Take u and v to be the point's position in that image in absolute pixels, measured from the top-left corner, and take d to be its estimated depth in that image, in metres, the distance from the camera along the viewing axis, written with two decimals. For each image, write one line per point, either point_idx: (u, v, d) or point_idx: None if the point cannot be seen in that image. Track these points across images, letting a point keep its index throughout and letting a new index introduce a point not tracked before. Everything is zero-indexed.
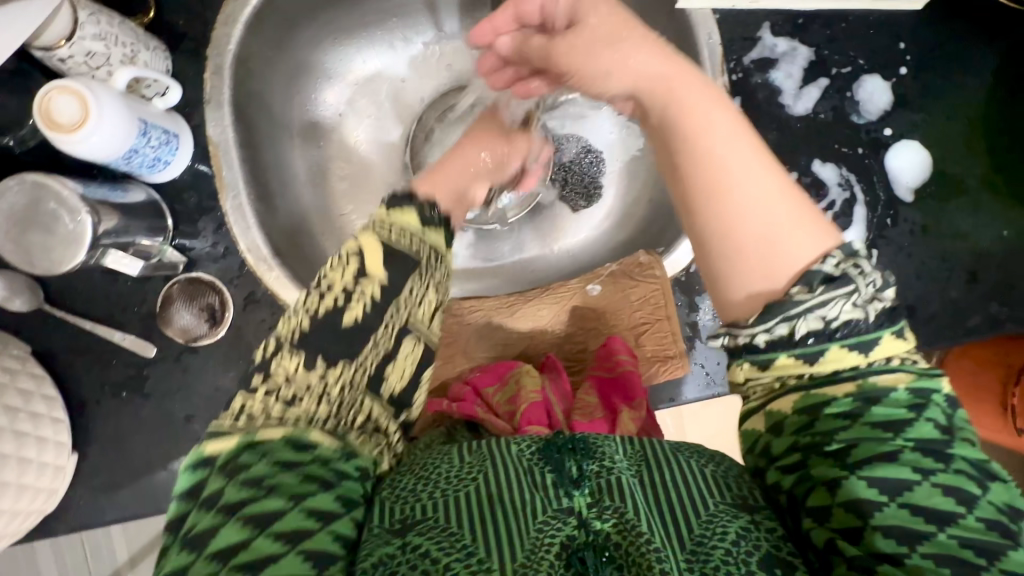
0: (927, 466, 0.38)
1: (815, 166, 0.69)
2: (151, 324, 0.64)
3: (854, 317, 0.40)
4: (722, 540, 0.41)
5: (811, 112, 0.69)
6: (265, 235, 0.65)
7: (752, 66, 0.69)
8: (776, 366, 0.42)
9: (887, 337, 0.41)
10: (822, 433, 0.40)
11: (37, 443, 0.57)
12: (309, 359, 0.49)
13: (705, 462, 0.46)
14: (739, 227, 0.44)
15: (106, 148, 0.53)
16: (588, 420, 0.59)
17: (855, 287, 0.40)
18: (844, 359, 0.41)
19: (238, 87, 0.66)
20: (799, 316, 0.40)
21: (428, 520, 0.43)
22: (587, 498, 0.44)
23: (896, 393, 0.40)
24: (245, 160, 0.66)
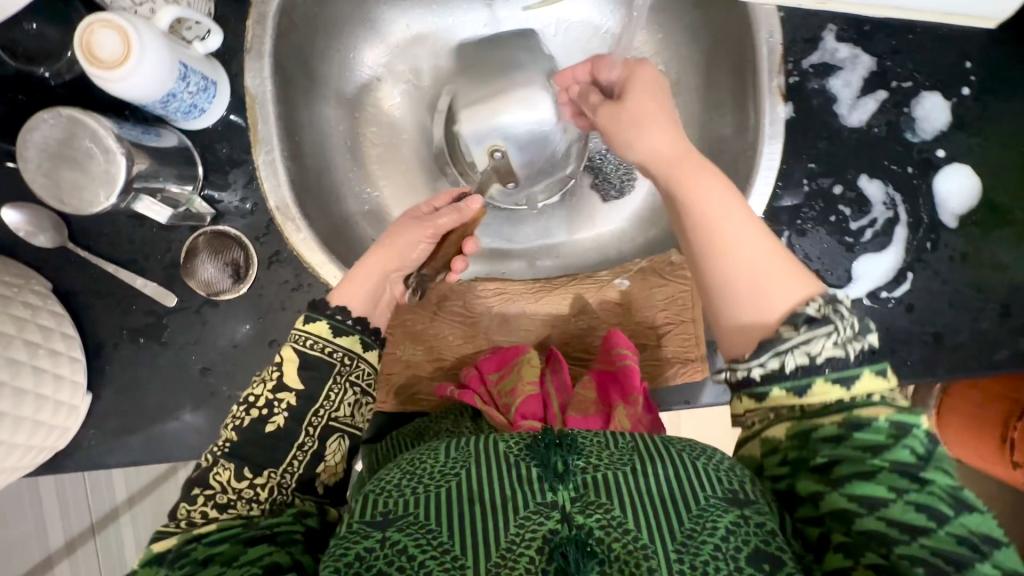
0: (903, 486, 0.41)
1: (861, 182, 0.67)
2: (173, 274, 0.63)
3: (835, 354, 0.45)
4: (711, 535, 0.42)
5: (866, 125, 0.66)
6: (296, 195, 0.64)
7: (811, 70, 0.66)
8: (769, 399, 0.46)
9: (868, 374, 0.45)
10: (810, 451, 0.44)
11: (54, 382, 0.57)
12: (239, 469, 0.50)
13: (696, 456, 0.46)
14: (731, 259, 0.50)
15: (145, 87, 0.51)
16: (583, 415, 0.58)
17: (832, 327, 0.46)
18: (830, 392, 0.45)
19: (281, 39, 0.64)
20: (787, 352, 0.46)
21: (410, 515, 0.43)
22: (570, 493, 0.43)
23: (876, 424, 0.43)
24: (282, 115, 0.64)
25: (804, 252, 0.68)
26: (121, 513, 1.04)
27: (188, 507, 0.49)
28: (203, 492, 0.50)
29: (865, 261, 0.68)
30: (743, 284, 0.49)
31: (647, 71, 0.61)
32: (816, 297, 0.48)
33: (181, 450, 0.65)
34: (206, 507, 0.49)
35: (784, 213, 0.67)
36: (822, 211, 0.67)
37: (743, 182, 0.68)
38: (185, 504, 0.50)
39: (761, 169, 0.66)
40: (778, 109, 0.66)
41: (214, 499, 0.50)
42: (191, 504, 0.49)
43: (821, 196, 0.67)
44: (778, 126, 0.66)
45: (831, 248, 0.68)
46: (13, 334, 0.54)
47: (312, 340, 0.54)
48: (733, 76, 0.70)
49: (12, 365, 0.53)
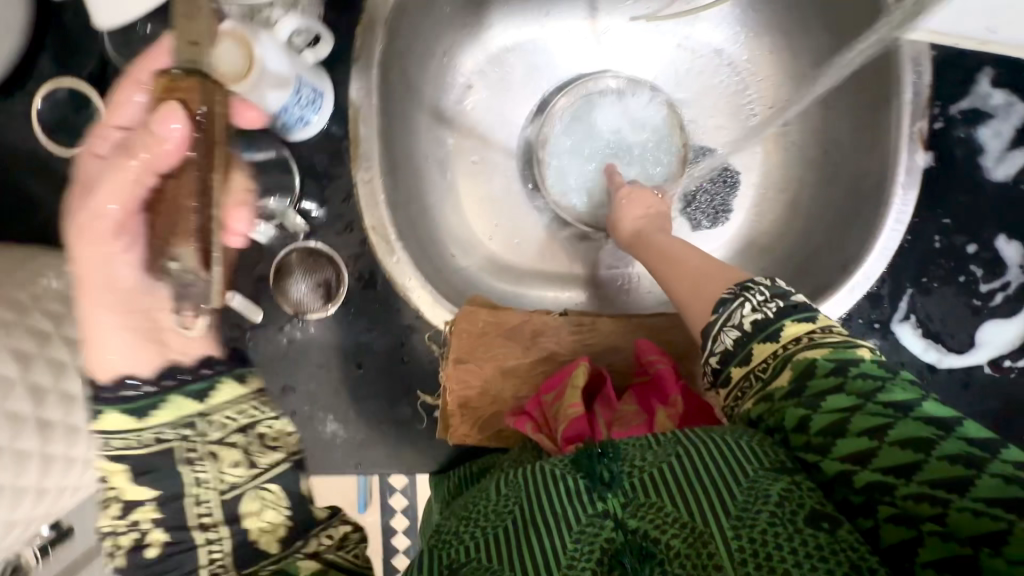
0: (880, 425, 0.39)
1: (999, 242, 0.62)
2: (261, 288, 0.61)
3: (756, 319, 0.48)
4: (765, 505, 0.38)
5: (1011, 180, 0.61)
6: (393, 215, 0.61)
7: (958, 116, 0.60)
8: (731, 379, 0.48)
9: (793, 321, 0.47)
10: (779, 414, 0.43)
11: None
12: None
13: (734, 434, 0.42)
14: (669, 276, 0.60)
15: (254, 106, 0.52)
16: (628, 428, 0.55)
17: (743, 299, 0.49)
18: (766, 351, 0.47)
19: (388, 46, 0.60)
20: (720, 334, 0.50)
21: (475, 560, 0.40)
22: (619, 499, 0.40)
23: (818, 365, 0.43)
24: (382, 129, 0.61)
25: (926, 312, 0.63)
26: None
27: None
28: None
29: (992, 328, 0.63)
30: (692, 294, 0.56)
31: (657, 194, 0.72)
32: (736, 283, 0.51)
33: None
34: None
35: (908, 270, 0.62)
36: (952, 270, 0.62)
37: (867, 232, 0.63)
38: None
39: (891, 223, 0.61)
40: (918, 157, 0.60)
41: None
42: None
43: (953, 255, 0.62)
44: (915, 175, 0.60)
45: (957, 310, 0.63)
46: None
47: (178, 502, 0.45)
48: (863, 116, 0.64)
49: None
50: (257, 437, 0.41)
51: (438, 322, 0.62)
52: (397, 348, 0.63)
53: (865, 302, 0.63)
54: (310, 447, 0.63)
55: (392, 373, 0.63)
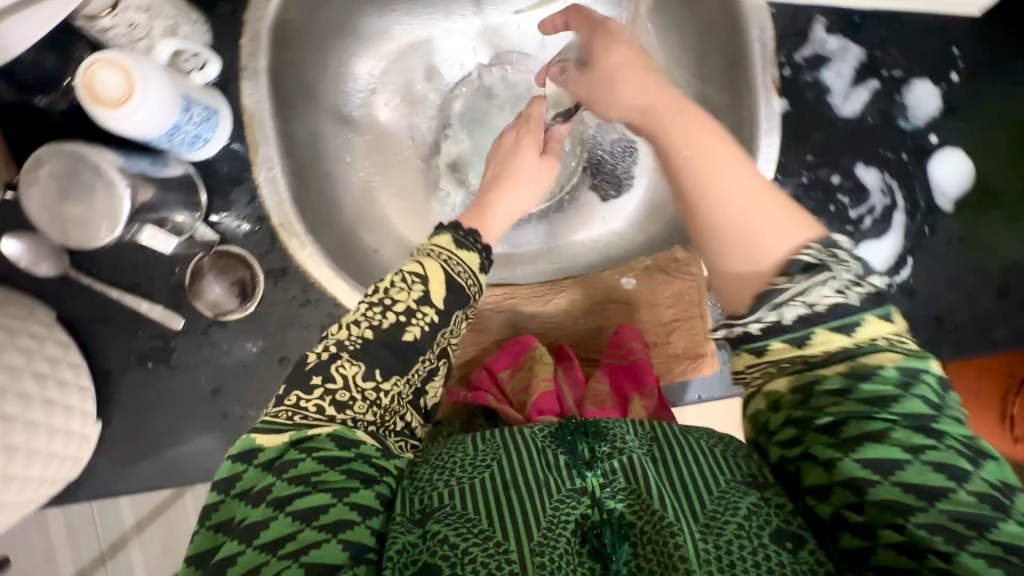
0: (917, 443, 0.37)
1: (858, 171, 0.68)
2: (179, 296, 0.63)
3: (837, 301, 0.40)
4: (734, 515, 0.39)
5: (859, 115, 0.68)
6: (299, 213, 0.64)
7: (803, 63, 0.67)
8: (769, 355, 0.42)
9: (871, 319, 0.40)
10: (812, 407, 0.40)
11: (65, 412, 0.57)
12: (367, 369, 0.49)
13: (714, 444, 0.43)
14: (718, 215, 0.46)
15: (143, 129, 0.52)
16: (599, 408, 0.59)
17: (830, 272, 0.41)
18: (831, 341, 0.40)
19: (276, 56, 0.64)
20: (784, 304, 0.41)
21: (446, 507, 0.41)
22: (599, 480, 0.42)
23: (882, 372, 0.39)
24: (280, 134, 0.65)
25: None
26: (130, 539, 1.00)
27: (304, 397, 0.47)
28: (323, 383, 0.48)
29: (868, 249, 0.69)
30: (746, 252, 0.44)
31: (622, 49, 0.61)
32: (812, 241, 0.43)
33: (197, 474, 0.65)
34: (323, 399, 0.47)
35: None
36: (823, 201, 0.68)
37: None
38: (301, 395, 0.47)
39: (761, 162, 0.66)
40: (773, 103, 0.66)
41: (332, 393, 0.47)
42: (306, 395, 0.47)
43: (820, 187, 0.68)
44: (774, 120, 0.66)
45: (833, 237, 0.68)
46: (21, 367, 0.53)
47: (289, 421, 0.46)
48: (725, 75, 0.70)
49: (23, 399, 0.52)
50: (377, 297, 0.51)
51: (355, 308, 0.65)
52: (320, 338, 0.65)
53: None
54: None
55: None
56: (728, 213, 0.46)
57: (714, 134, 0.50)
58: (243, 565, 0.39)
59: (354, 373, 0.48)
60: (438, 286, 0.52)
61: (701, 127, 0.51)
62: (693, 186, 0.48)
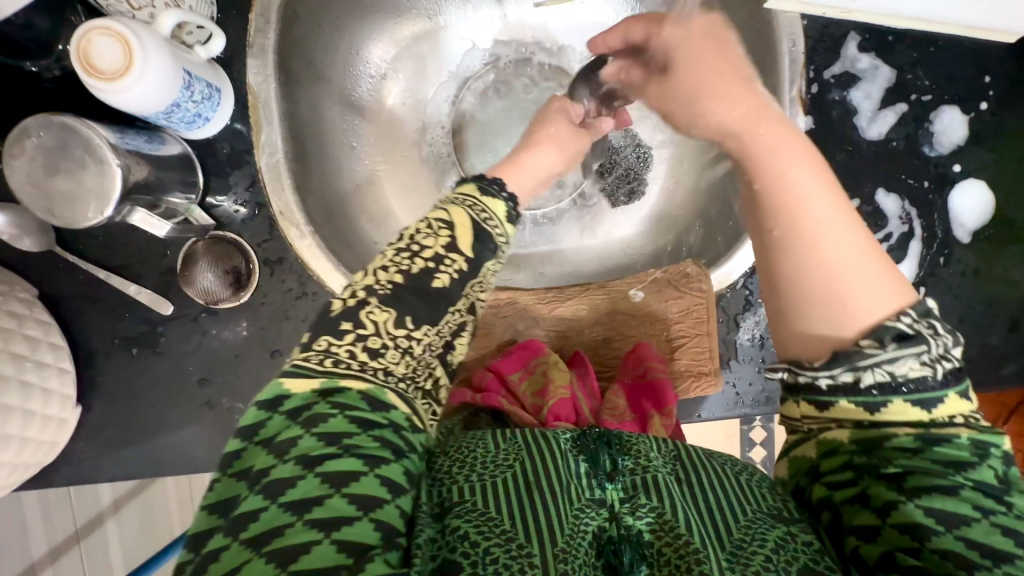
0: (985, 505, 0.35)
1: (878, 196, 0.66)
2: (169, 280, 0.60)
3: (924, 376, 0.37)
4: (762, 546, 0.38)
5: (885, 138, 0.66)
6: (299, 199, 0.61)
7: (832, 80, 0.65)
8: (833, 410, 0.40)
9: (955, 395, 0.38)
10: (877, 457, 0.38)
11: (43, 395, 0.54)
12: (400, 316, 0.43)
13: (739, 473, 0.44)
14: (807, 260, 0.42)
15: (142, 106, 0.49)
16: (618, 421, 0.58)
17: (923, 346, 0.38)
18: (907, 413, 0.38)
19: (285, 35, 0.61)
20: (866, 369, 0.38)
21: (465, 502, 0.41)
22: (620, 492, 0.42)
23: (957, 441, 0.37)
24: (285, 115, 0.61)
25: None
26: (107, 518, 1.01)
27: (334, 342, 0.42)
28: (354, 331, 0.42)
29: None
30: (832, 305, 0.41)
31: (676, 34, 0.59)
32: (908, 309, 0.40)
33: (179, 466, 0.63)
34: (353, 347, 0.42)
35: None
36: None
37: None
38: (332, 339, 0.42)
39: None
40: (798, 119, 0.64)
41: (365, 340, 0.42)
42: (339, 342, 0.42)
43: None
44: None
45: None
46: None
47: (324, 359, 0.41)
48: None
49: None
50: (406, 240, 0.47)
51: None
52: None
53: None
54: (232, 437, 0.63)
55: None
56: (821, 259, 0.42)
57: (818, 176, 0.46)
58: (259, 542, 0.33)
59: (384, 314, 0.43)
60: (464, 234, 0.48)
61: (803, 165, 0.46)
62: (788, 229, 0.43)
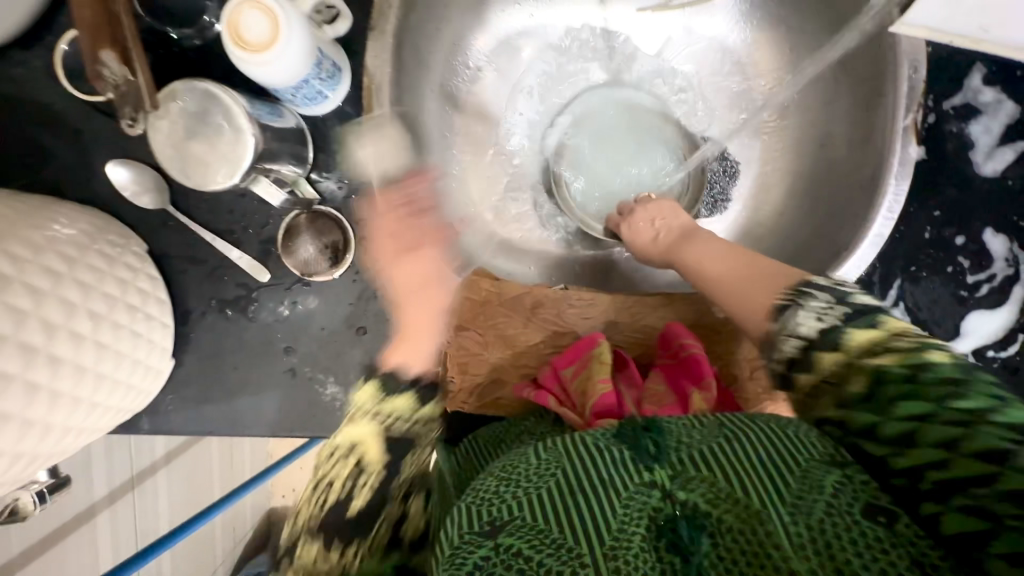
0: (950, 432, 0.39)
1: (986, 235, 0.64)
2: (268, 249, 0.62)
3: (821, 327, 0.49)
4: (820, 495, 0.40)
5: (1000, 176, 0.63)
6: (399, 182, 0.62)
7: (951, 112, 0.63)
8: (799, 383, 0.50)
9: (860, 327, 0.47)
10: (845, 412, 0.45)
11: (148, 347, 0.57)
12: (327, 544, 0.56)
13: (782, 427, 0.44)
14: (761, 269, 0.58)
15: (275, 81, 0.50)
16: (659, 406, 0.55)
17: (803, 304, 0.51)
18: (830, 357, 0.47)
19: (403, 20, 0.62)
20: (782, 340, 0.51)
21: (518, 518, 0.41)
22: (667, 471, 0.42)
23: (889, 371, 0.44)
24: (394, 100, 0.63)
25: (914, 300, 0.65)
26: (158, 469, 1.06)
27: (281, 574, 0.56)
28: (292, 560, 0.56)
29: (977, 318, 0.65)
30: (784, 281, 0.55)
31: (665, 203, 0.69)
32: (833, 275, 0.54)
33: (255, 429, 0.65)
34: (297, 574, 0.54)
35: (899, 262, 0.64)
36: (941, 260, 0.64)
37: (861, 219, 0.64)
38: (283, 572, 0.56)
39: (884, 211, 0.62)
40: (911, 149, 0.62)
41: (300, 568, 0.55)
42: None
43: (942, 246, 0.64)
44: (908, 167, 0.62)
45: (943, 299, 0.65)
46: (118, 297, 0.53)
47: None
48: (854, 109, 0.67)
49: (116, 328, 0.52)
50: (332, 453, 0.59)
51: (442, 291, 0.64)
52: (399, 316, 0.64)
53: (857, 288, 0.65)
54: (310, 407, 0.64)
55: (394, 342, 0.64)
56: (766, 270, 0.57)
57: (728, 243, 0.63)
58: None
59: (348, 463, 0.59)
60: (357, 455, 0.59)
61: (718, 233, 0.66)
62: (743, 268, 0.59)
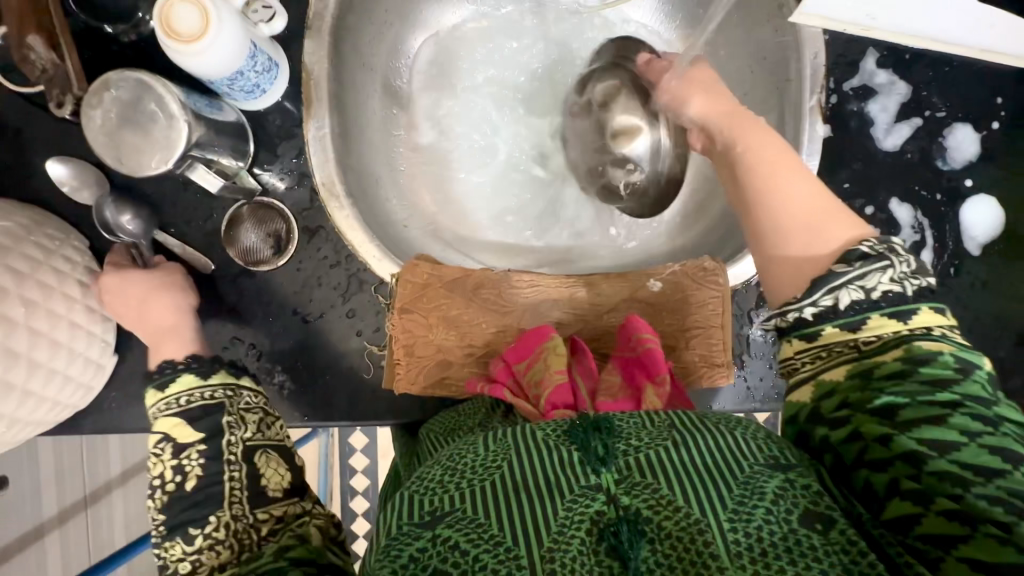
0: (974, 428, 0.39)
1: (892, 205, 0.69)
2: (212, 241, 0.63)
3: (893, 290, 0.44)
4: (761, 501, 0.39)
5: (899, 149, 0.69)
6: (342, 172, 0.64)
7: (850, 93, 0.69)
8: (821, 338, 0.44)
9: (927, 308, 0.44)
10: (869, 391, 0.42)
11: (88, 338, 0.57)
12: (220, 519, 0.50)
13: (732, 428, 0.44)
14: (777, 210, 0.49)
15: (207, 71, 0.52)
16: (613, 400, 0.55)
17: (890, 263, 0.44)
18: (885, 326, 0.43)
19: (339, 19, 0.65)
20: (841, 287, 0.44)
21: (458, 511, 0.41)
22: (614, 475, 0.41)
23: (942, 357, 0.41)
24: (334, 94, 0.65)
25: None
26: (113, 488, 1.04)
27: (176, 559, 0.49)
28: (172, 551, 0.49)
29: None
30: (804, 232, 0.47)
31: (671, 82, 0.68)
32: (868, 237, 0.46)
33: None
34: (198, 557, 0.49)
35: None
36: None
37: None
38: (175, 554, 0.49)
39: None
40: (818, 127, 0.67)
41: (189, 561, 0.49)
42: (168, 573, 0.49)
43: (853, 216, 0.69)
44: (817, 144, 0.67)
45: None
46: (54, 287, 0.54)
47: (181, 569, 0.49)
48: (768, 94, 0.72)
49: (51, 318, 0.53)
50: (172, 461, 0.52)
51: (383, 275, 0.65)
52: (344, 301, 0.66)
53: None
54: None
55: (341, 327, 0.66)
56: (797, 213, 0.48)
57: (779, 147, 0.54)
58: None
59: (200, 444, 0.52)
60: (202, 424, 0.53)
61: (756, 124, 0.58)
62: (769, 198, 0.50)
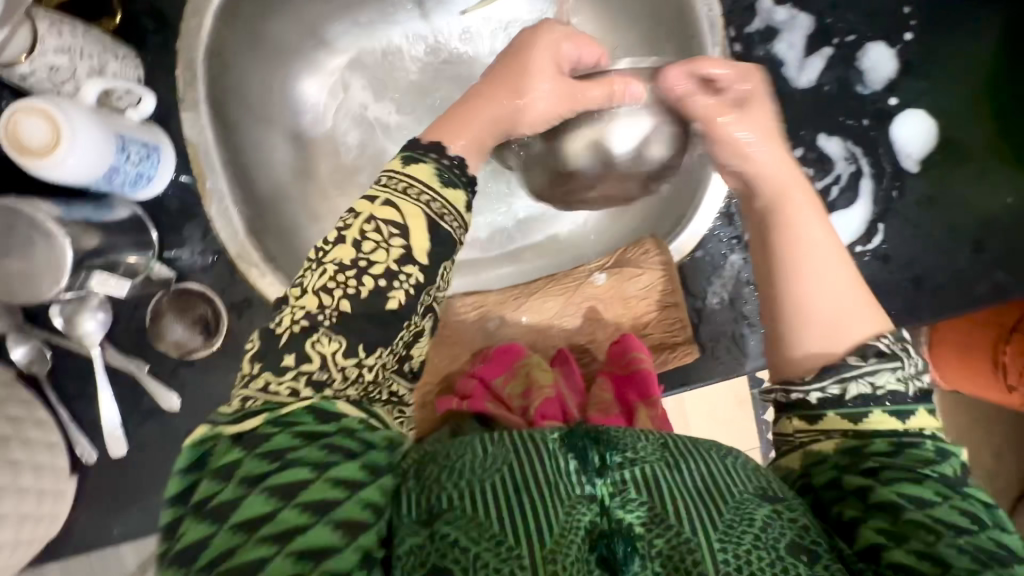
0: (946, 492, 0.38)
1: (820, 141, 0.67)
2: (142, 339, 0.62)
3: (897, 389, 0.42)
4: (750, 527, 0.36)
5: (816, 84, 0.67)
6: (255, 240, 0.62)
7: (754, 38, 0.67)
8: (822, 422, 0.43)
9: (923, 411, 0.42)
10: (858, 457, 0.41)
11: (33, 471, 0.56)
12: (350, 344, 0.41)
13: (724, 455, 0.41)
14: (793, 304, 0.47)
15: (80, 177, 0.51)
16: (605, 415, 0.58)
17: (900, 363, 0.43)
18: (885, 421, 0.42)
19: (214, 84, 0.62)
20: (850, 379, 0.43)
21: (455, 507, 0.36)
22: (610, 487, 0.37)
23: (923, 442, 0.41)
24: (228, 162, 0.62)
25: None
26: None
27: (277, 379, 0.40)
28: (299, 366, 0.40)
29: (838, 218, 0.68)
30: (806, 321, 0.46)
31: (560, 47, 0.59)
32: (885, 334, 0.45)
33: None
34: (298, 381, 0.40)
35: None
36: None
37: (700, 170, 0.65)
38: (273, 376, 0.40)
39: None
40: None
41: (311, 373, 0.40)
42: (279, 377, 0.40)
43: None
44: None
45: None
46: None
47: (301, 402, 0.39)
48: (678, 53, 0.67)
49: None
50: (381, 243, 0.43)
51: None
52: None
53: (719, 221, 0.66)
54: None
55: None
56: (804, 307, 0.47)
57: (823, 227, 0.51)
58: (212, 554, 0.33)
59: (381, 245, 0.43)
60: (417, 240, 0.44)
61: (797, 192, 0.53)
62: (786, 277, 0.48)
